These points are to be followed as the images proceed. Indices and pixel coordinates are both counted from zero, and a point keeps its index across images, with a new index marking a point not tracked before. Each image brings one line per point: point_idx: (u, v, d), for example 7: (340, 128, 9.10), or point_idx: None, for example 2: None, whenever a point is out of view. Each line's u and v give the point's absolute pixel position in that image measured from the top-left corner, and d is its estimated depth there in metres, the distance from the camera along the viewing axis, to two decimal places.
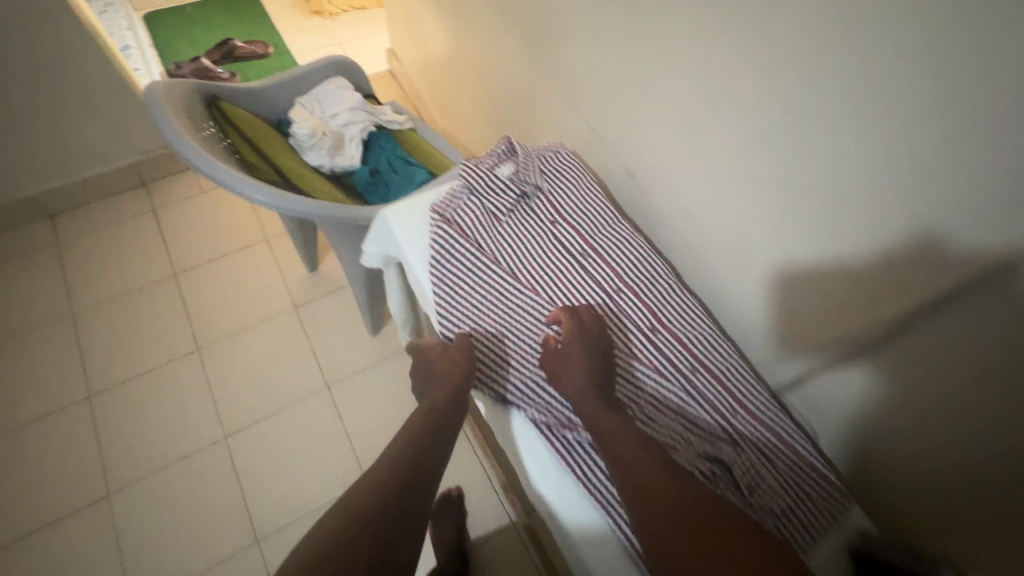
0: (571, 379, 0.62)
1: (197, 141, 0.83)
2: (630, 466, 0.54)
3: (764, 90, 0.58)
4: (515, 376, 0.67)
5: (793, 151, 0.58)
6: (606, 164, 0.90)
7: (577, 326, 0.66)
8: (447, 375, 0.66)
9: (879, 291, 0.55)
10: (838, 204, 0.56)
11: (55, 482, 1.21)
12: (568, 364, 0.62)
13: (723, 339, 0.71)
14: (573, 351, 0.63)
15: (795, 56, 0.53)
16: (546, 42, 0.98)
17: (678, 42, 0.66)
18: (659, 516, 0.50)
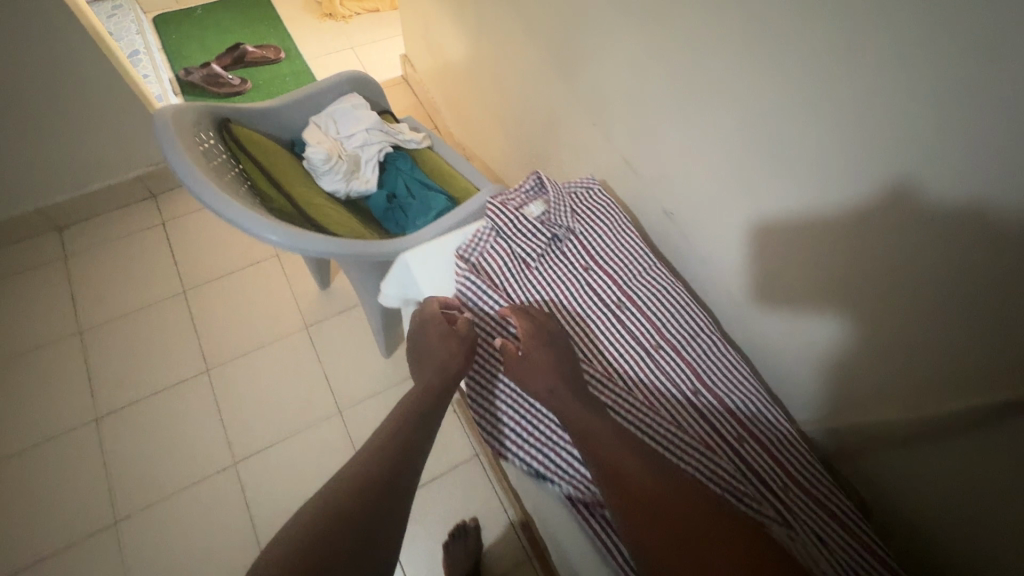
0: (528, 377, 0.60)
1: (206, 172, 0.78)
2: (614, 468, 0.53)
3: (830, 146, 0.55)
4: (545, 447, 0.61)
5: (870, 211, 0.54)
6: (647, 202, 0.87)
7: (528, 325, 0.65)
8: (442, 357, 0.64)
9: (981, 363, 0.50)
10: (938, 268, 0.50)
11: (62, 508, 1.18)
12: (527, 363, 0.61)
13: (773, 405, 0.66)
14: (529, 351, 0.62)
15: (868, 114, 0.50)
16: (574, 64, 0.92)
17: (730, 86, 0.63)
18: (641, 527, 0.49)
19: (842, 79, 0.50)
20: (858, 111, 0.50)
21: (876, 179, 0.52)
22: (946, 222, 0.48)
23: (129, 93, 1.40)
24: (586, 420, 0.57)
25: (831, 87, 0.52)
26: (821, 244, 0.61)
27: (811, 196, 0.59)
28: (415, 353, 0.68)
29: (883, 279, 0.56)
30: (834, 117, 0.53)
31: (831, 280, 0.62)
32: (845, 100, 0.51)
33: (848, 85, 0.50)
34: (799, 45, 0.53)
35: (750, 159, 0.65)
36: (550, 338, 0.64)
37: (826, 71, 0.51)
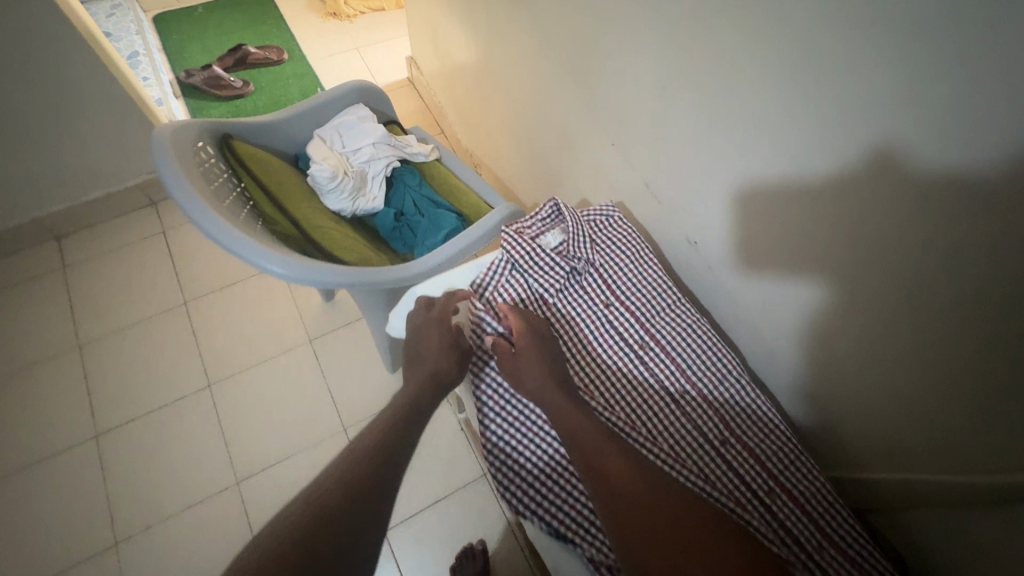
0: (518, 374, 0.59)
1: (206, 196, 0.74)
2: (600, 470, 0.53)
3: (883, 193, 0.51)
4: (567, 503, 0.58)
5: (924, 262, 0.50)
6: (668, 228, 0.83)
7: (525, 325, 0.64)
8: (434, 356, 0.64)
9: None
10: (1006, 322, 0.46)
11: (61, 529, 1.15)
12: (520, 361, 0.60)
13: (809, 459, 0.61)
14: (520, 350, 0.61)
15: (926, 162, 0.46)
16: (591, 81, 0.88)
17: (765, 119, 0.59)
18: (632, 537, 0.49)
19: (899, 122, 0.46)
20: (915, 159, 0.47)
21: (933, 230, 0.48)
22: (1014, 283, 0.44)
23: (127, 100, 1.36)
24: (580, 425, 0.57)
25: (884, 129, 0.48)
26: (865, 290, 0.57)
27: (856, 240, 0.55)
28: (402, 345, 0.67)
29: (936, 332, 0.52)
30: (887, 162, 0.49)
31: (875, 327, 0.58)
32: (900, 146, 0.47)
33: (905, 129, 0.46)
34: (846, 84, 0.49)
35: (787, 197, 0.61)
36: (539, 339, 0.63)
37: (879, 112, 0.47)
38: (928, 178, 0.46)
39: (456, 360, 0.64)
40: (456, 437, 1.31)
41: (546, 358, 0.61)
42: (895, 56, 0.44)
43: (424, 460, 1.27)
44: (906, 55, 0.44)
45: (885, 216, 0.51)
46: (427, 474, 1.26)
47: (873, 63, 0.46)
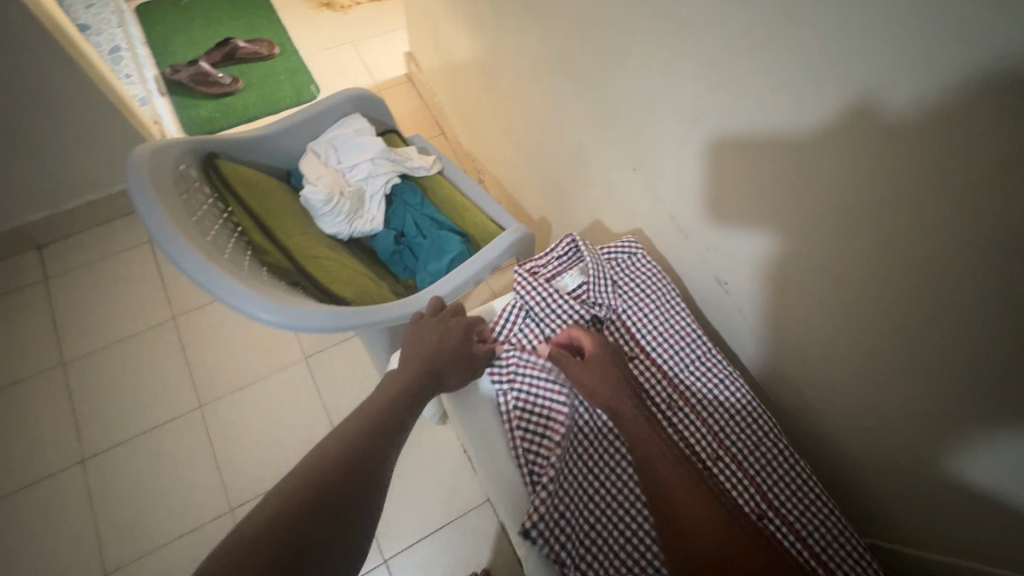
0: (591, 385, 0.57)
1: (188, 231, 0.67)
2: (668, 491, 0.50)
3: (955, 268, 0.44)
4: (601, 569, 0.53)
5: (997, 342, 0.44)
6: (693, 264, 0.76)
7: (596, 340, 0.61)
8: (440, 343, 0.61)
9: None
10: None
11: (45, 560, 1.10)
12: (593, 372, 0.58)
13: (852, 536, 0.56)
14: (591, 362, 0.59)
15: (1012, 242, 0.40)
16: (612, 99, 0.80)
17: (816, 167, 0.52)
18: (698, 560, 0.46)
19: (981, 193, 0.40)
20: (998, 235, 0.40)
21: (1014, 314, 0.42)
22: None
23: (107, 103, 1.27)
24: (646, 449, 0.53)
25: (963, 198, 0.41)
26: (923, 360, 0.51)
27: (915, 307, 0.49)
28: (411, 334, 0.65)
29: (1007, 417, 0.46)
30: (963, 233, 0.43)
31: (934, 400, 0.52)
32: (982, 219, 0.41)
33: (991, 200, 0.40)
34: (925, 141, 0.42)
35: (834, 251, 0.55)
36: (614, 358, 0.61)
37: (958, 177, 0.41)
38: (1012, 259, 0.40)
39: (458, 357, 0.61)
40: (459, 462, 1.26)
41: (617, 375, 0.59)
42: (988, 118, 0.38)
43: (425, 486, 1.22)
44: (1002, 117, 0.37)
45: (956, 289, 0.45)
46: (428, 501, 1.20)
47: (958, 121, 0.40)
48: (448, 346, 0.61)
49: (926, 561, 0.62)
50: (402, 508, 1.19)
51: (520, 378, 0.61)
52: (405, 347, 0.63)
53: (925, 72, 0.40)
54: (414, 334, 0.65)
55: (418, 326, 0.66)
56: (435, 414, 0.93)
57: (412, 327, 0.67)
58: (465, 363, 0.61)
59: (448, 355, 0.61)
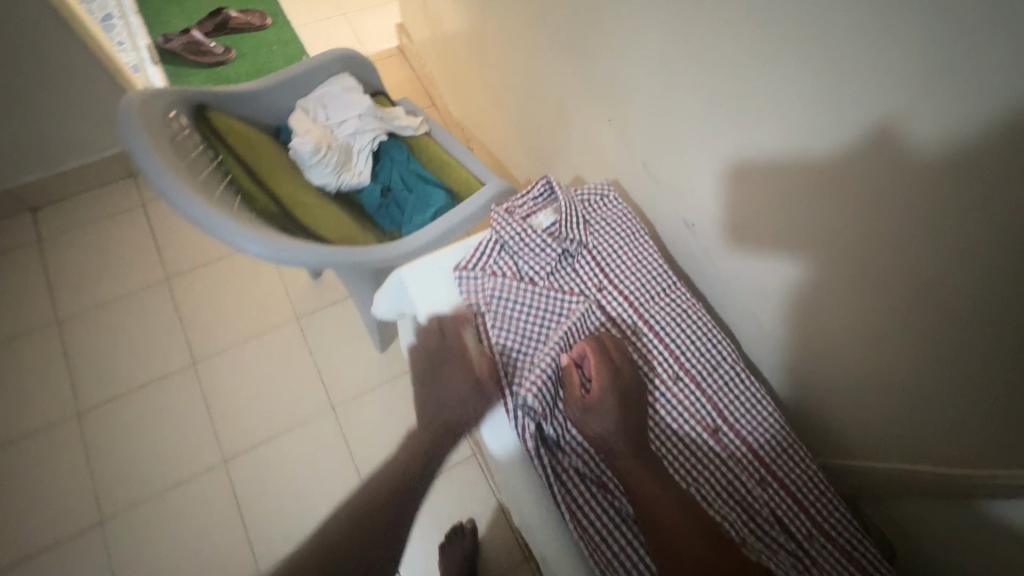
0: (596, 427, 0.55)
1: (177, 170, 0.70)
2: (647, 491, 0.52)
3: (887, 188, 0.48)
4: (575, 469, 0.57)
5: (923, 255, 0.48)
6: (664, 211, 0.80)
7: (602, 356, 0.58)
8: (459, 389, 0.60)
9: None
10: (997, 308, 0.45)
11: (44, 506, 1.14)
12: (600, 416, 0.55)
13: (798, 444, 0.61)
14: (602, 397, 0.55)
15: (934, 160, 0.44)
16: (591, 53, 0.83)
17: (774, 103, 0.55)
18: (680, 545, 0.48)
19: (909, 112, 0.44)
20: (922, 150, 0.44)
21: (936, 224, 0.46)
22: (1011, 280, 0.42)
23: (101, 68, 1.30)
24: (653, 487, 0.52)
25: (893, 118, 0.45)
26: (863, 282, 0.55)
27: (857, 228, 0.53)
28: (422, 376, 0.62)
29: (933, 328, 0.50)
30: (895, 152, 0.46)
31: (870, 321, 0.56)
32: (910, 136, 0.45)
33: (916, 119, 0.44)
34: (864, 68, 0.46)
35: (787, 183, 0.58)
36: (634, 377, 0.59)
37: (889, 100, 0.45)
38: (934, 172, 0.44)
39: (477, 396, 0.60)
40: None
41: (628, 402, 0.56)
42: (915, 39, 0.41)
43: None
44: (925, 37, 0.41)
45: (890, 207, 0.49)
46: None
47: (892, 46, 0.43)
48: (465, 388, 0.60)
49: (884, 473, 0.62)
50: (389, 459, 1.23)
51: (496, 302, 0.64)
52: (419, 392, 0.61)
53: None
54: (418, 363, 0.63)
55: (419, 352, 0.63)
56: None
57: (416, 354, 0.64)
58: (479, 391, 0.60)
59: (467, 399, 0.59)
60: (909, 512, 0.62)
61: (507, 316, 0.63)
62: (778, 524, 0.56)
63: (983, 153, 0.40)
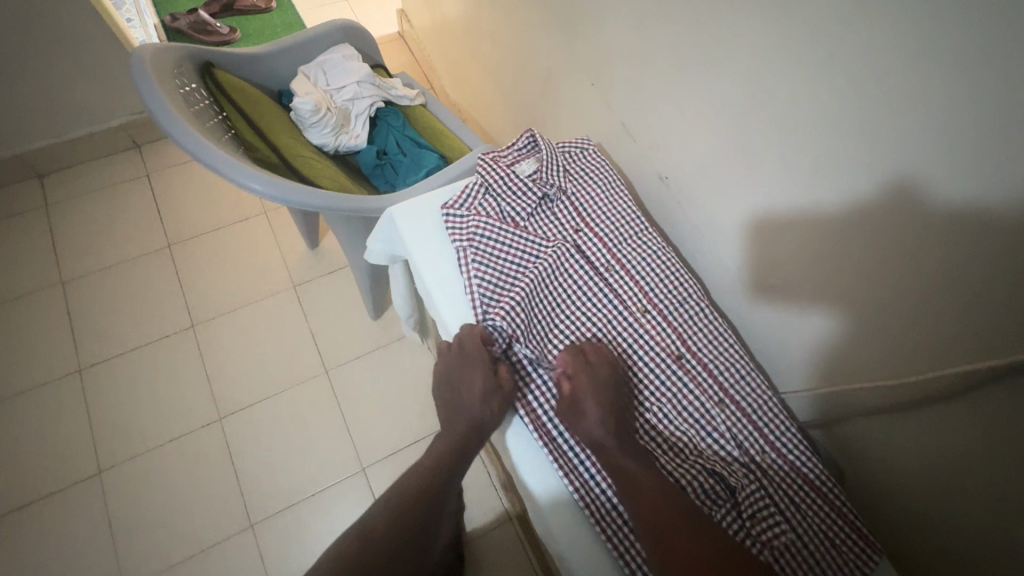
0: (584, 426, 0.58)
1: (186, 117, 0.75)
2: (633, 478, 0.54)
3: (836, 120, 0.54)
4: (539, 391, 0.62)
5: (865, 182, 0.54)
6: (641, 169, 0.85)
7: (587, 366, 0.60)
8: (474, 402, 0.61)
9: (958, 317, 0.50)
10: (924, 223, 0.50)
11: (44, 457, 1.18)
12: (585, 415, 0.58)
13: (755, 372, 0.66)
14: (584, 404, 0.58)
15: (873, 87, 0.50)
16: (577, 20, 0.89)
17: (741, 55, 0.62)
18: (665, 532, 0.50)
19: (853, 46, 0.50)
20: (861, 76, 0.51)
21: (876, 152, 0.52)
22: (933, 194, 0.48)
23: (114, 38, 1.35)
24: (638, 477, 0.55)
25: (842, 54, 0.51)
26: (815, 214, 0.60)
27: (811, 164, 0.59)
28: (449, 387, 0.65)
29: (870, 253, 0.56)
30: (842, 82, 0.52)
31: (819, 253, 0.62)
32: (856, 68, 0.51)
33: (857, 51, 0.50)
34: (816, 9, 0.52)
35: (751, 125, 0.64)
36: (616, 378, 0.61)
37: (837, 37, 0.51)
38: (871, 98, 0.50)
39: (489, 404, 0.60)
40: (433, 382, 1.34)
41: (611, 401, 0.59)
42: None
43: (403, 402, 1.30)
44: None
45: (837, 139, 0.55)
46: (405, 415, 1.29)
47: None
48: (477, 398, 0.61)
49: (843, 394, 0.64)
50: (380, 420, 1.28)
51: (479, 239, 0.68)
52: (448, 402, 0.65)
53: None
54: (443, 375, 0.66)
55: (442, 368, 0.65)
56: (410, 330, 1.00)
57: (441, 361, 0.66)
58: (495, 397, 0.61)
59: (479, 407, 0.61)
60: (858, 429, 0.65)
61: (488, 255, 0.68)
62: (732, 443, 0.61)
63: (915, 78, 0.47)
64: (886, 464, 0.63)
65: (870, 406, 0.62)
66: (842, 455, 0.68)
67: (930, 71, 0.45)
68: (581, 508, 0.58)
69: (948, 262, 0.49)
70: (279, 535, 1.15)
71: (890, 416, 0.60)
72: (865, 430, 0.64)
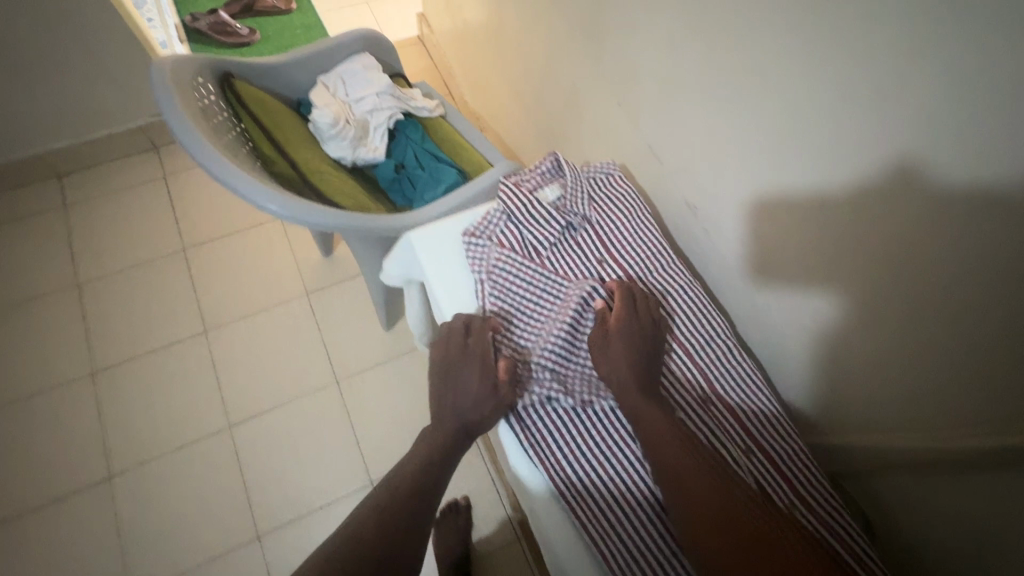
0: (612, 365, 0.59)
1: (205, 132, 0.74)
2: (654, 427, 0.54)
3: (879, 171, 0.51)
4: (560, 436, 0.59)
5: (905, 240, 0.50)
6: (667, 194, 0.82)
7: (627, 307, 0.63)
8: (471, 397, 0.59)
9: (1004, 391, 0.47)
10: (973, 288, 0.46)
11: (55, 461, 1.18)
12: (610, 355, 0.60)
13: (785, 421, 0.63)
14: (616, 337, 0.60)
15: (915, 137, 0.46)
16: (604, 37, 0.86)
17: (773, 93, 0.58)
18: (691, 485, 0.49)
19: (897, 99, 0.47)
20: (904, 131, 0.47)
21: (919, 211, 0.48)
22: (985, 259, 0.45)
23: (134, 42, 1.35)
24: (667, 434, 0.54)
25: (884, 105, 0.48)
26: (853, 261, 0.57)
27: (849, 212, 0.55)
28: (440, 371, 0.63)
29: (910, 312, 0.53)
30: (885, 134, 0.49)
31: (854, 301, 0.59)
32: (898, 122, 0.47)
33: (898, 99, 0.47)
34: (860, 56, 0.48)
35: (785, 166, 0.60)
36: (651, 324, 0.63)
37: (879, 87, 0.48)
38: (915, 157, 0.47)
39: (489, 402, 0.59)
40: None
41: (640, 348, 0.60)
42: (912, 26, 0.44)
43: (413, 416, 1.28)
44: (918, 23, 0.43)
45: (878, 190, 0.51)
46: (415, 429, 1.27)
47: (885, 34, 0.46)
48: (476, 393, 0.59)
49: (879, 447, 0.60)
50: (389, 434, 1.26)
51: (500, 271, 0.66)
52: (436, 380, 0.63)
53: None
54: (436, 366, 0.63)
55: (439, 349, 0.63)
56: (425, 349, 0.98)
57: (436, 343, 0.64)
58: (489, 403, 0.59)
59: (474, 403, 0.59)
60: (904, 484, 0.60)
61: (508, 286, 0.66)
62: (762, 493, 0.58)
63: (962, 137, 0.43)
64: (920, 525, 0.59)
65: (902, 463, 0.59)
66: (873, 509, 0.65)
67: (981, 136, 0.42)
68: (601, 563, 0.55)
69: (997, 333, 0.46)
70: (284, 549, 1.14)
71: (926, 476, 0.57)
72: (897, 488, 0.61)
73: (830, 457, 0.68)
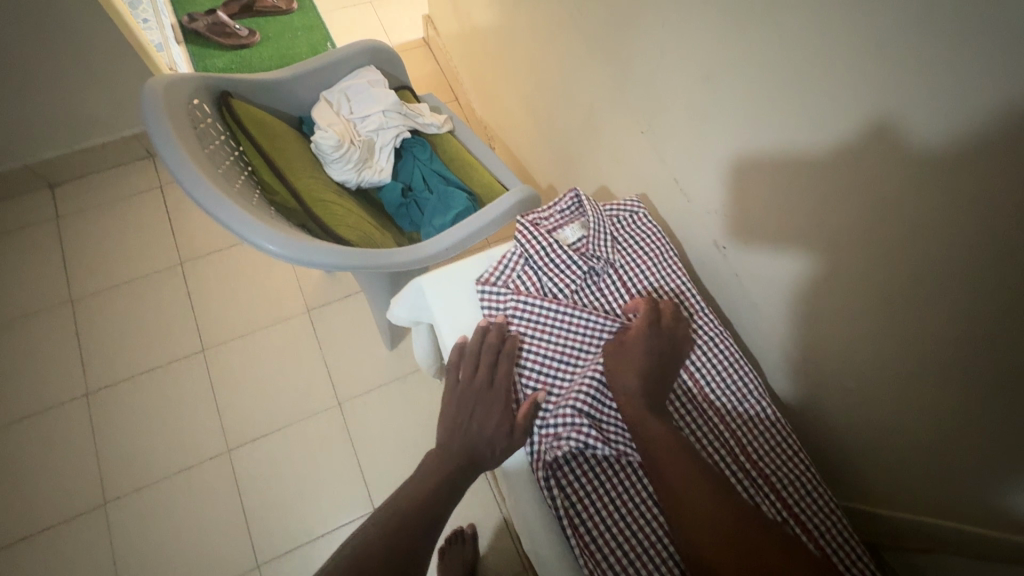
0: (624, 380, 0.56)
1: (200, 164, 0.68)
2: (663, 451, 0.52)
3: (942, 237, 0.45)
4: (588, 508, 0.55)
5: (976, 318, 0.45)
6: (692, 229, 0.77)
7: (649, 318, 0.60)
8: (485, 432, 0.57)
9: None
10: None
11: (48, 486, 1.14)
12: (624, 368, 0.57)
13: (825, 491, 0.58)
14: (633, 349, 0.58)
15: (991, 207, 0.41)
16: (626, 60, 0.80)
17: (821, 147, 0.53)
18: (699, 519, 0.48)
19: (967, 163, 0.41)
20: (978, 202, 0.42)
21: (996, 292, 0.43)
22: None
23: (127, 48, 1.29)
24: (686, 467, 0.51)
25: (958, 178, 0.42)
26: (905, 326, 0.52)
27: (906, 280, 0.50)
28: (454, 395, 0.60)
29: (980, 391, 0.48)
30: (958, 205, 0.43)
31: (907, 368, 0.54)
32: (972, 190, 0.42)
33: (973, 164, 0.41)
34: (928, 115, 0.43)
35: (831, 222, 0.55)
36: (673, 341, 0.61)
37: (955, 157, 0.42)
38: (992, 229, 0.42)
39: (502, 443, 0.57)
40: None
41: (657, 365, 0.58)
42: (1001, 95, 0.38)
43: (418, 439, 1.24)
44: (1005, 87, 0.37)
45: (944, 262, 0.46)
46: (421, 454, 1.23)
47: (962, 94, 0.40)
48: (490, 431, 0.57)
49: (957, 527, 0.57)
50: (393, 458, 1.22)
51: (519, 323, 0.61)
52: (448, 402, 0.60)
53: (942, 43, 0.40)
54: (451, 388, 0.60)
55: (456, 371, 0.60)
56: None
57: (453, 365, 0.61)
58: (502, 443, 0.57)
59: (486, 442, 0.57)
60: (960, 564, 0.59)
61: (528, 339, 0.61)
62: None
63: None
64: None
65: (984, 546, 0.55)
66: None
67: None
68: None
69: None
70: None
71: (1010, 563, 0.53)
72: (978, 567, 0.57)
73: (896, 524, 0.64)
